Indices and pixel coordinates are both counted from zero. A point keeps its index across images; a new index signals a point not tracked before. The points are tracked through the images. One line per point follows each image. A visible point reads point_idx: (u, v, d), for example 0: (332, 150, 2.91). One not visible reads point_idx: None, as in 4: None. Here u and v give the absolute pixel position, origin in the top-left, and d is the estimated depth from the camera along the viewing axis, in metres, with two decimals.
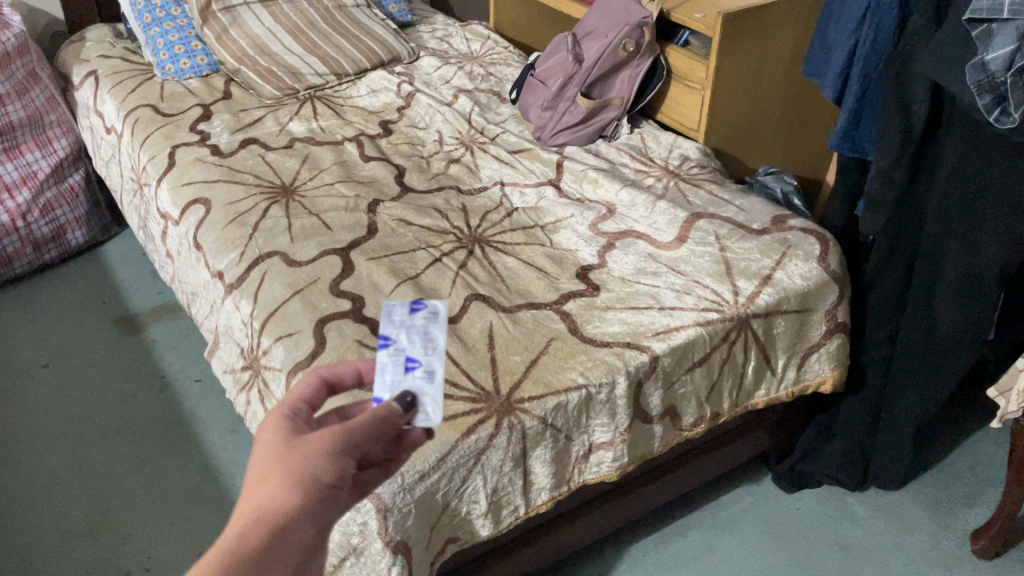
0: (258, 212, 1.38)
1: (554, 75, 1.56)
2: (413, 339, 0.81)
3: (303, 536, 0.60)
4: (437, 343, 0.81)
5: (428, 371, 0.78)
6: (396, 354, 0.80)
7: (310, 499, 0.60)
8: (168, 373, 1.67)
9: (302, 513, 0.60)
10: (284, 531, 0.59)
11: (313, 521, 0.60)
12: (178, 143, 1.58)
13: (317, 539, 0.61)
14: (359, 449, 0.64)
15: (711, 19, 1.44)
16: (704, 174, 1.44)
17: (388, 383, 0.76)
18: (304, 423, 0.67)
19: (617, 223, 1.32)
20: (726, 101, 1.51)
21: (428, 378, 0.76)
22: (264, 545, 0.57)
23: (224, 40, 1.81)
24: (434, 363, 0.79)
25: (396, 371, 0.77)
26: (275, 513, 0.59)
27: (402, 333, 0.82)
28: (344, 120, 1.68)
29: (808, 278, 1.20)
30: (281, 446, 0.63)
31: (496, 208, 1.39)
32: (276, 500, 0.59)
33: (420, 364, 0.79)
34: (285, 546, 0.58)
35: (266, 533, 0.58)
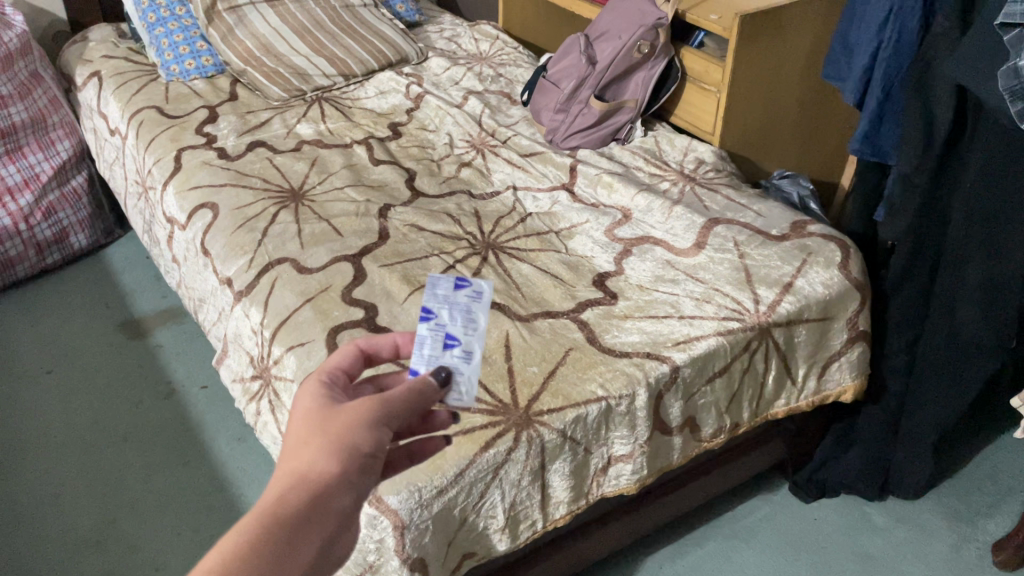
0: (267, 217, 1.35)
1: (568, 76, 1.54)
2: (456, 317, 0.77)
3: (343, 505, 0.58)
4: (479, 324, 0.77)
5: (467, 351, 0.75)
6: (435, 328, 0.76)
7: (348, 466, 0.59)
8: (174, 379, 1.64)
9: (341, 480, 0.58)
10: (323, 498, 0.57)
11: (352, 490, 0.59)
12: (184, 146, 1.56)
13: (355, 510, 0.59)
14: (397, 420, 0.63)
15: (728, 20, 1.41)
16: (720, 178, 1.42)
17: (424, 357, 0.74)
18: (340, 393, 0.66)
19: (633, 229, 1.30)
20: (742, 103, 1.49)
21: (466, 359, 0.74)
22: (303, 510, 0.56)
23: (230, 41, 1.79)
24: (474, 344, 0.75)
25: (434, 346, 0.74)
26: (313, 479, 0.58)
27: (446, 309, 0.77)
28: (353, 122, 1.65)
29: (830, 286, 1.18)
30: (318, 415, 0.62)
31: (509, 213, 1.36)
32: (315, 466, 0.58)
33: (459, 343, 0.75)
34: (323, 514, 0.57)
35: (305, 498, 0.56)
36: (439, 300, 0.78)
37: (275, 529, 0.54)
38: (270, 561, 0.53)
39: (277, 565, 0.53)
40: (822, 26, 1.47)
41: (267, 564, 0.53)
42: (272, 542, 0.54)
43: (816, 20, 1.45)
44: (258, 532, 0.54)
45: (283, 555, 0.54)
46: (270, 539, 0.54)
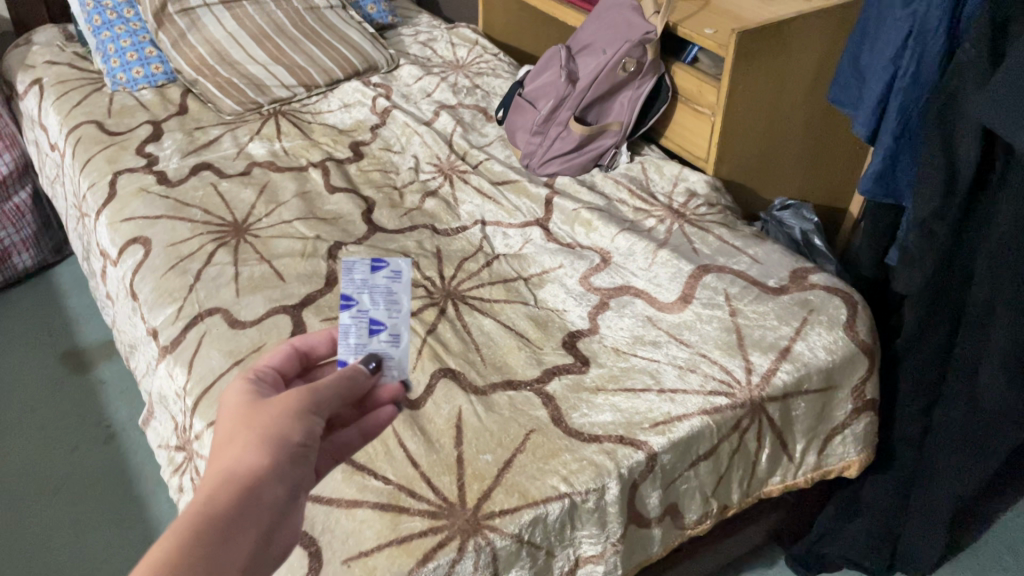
0: (203, 257, 1.21)
1: (545, 94, 1.39)
2: (377, 301, 0.89)
3: (277, 493, 0.57)
4: (399, 306, 0.89)
5: (393, 334, 0.85)
6: (359, 316, 0.86)
7: (281, 455, 0.59)
8: (116, 421, 1.51)
9: (272, 472, 0.58)
10: (255, 488, 0.56)
11: (285, 478, 0.58)
12: (121, 169, 1.41)
13: (291, 501, 0.59)
14: (326, 410, 0.65)
15: (726, 35, 1.26)
16: (713, 215, 1.27)
17: (352, 346, 0.81)
18: (267, 390, 0.68)
19: (611, 276, 1.15)
20: (740, 126, 1.34)
21: (393, 342, 0.84)
22: (237, 500, 0.55)
23: (180, 46, 1.63)
24: (397, 326, 0.86)
25: (361, 335, 0.83)
26: (246, 471, 0.57)
27: (366, 293, 0.90)
28: (311, 140, 1.50)
29: (833, 351, 1.03)
30: (245, 413, 0.62)
31: (475, 254, 1.21)
32: (247, 457, 0.58)
33: (383, 328, 0.86)
34: (259, 501, 0.56)
35: (238, 488, 0.56)
36: (359, 284, 0.91)
37: (212, 519, 0.53)
38: (208, 545, 0.52)
39: (219, 552, 0.52)
40: (829, 41, 1.32)
41: (206, 554, 0.51)
42: (209, 532, 0.52)
43: (822, 35, 1.31)
44: (194, 525, 0.52)
45: (223, 544, 0.52)
46: (208, 530, 0.52)
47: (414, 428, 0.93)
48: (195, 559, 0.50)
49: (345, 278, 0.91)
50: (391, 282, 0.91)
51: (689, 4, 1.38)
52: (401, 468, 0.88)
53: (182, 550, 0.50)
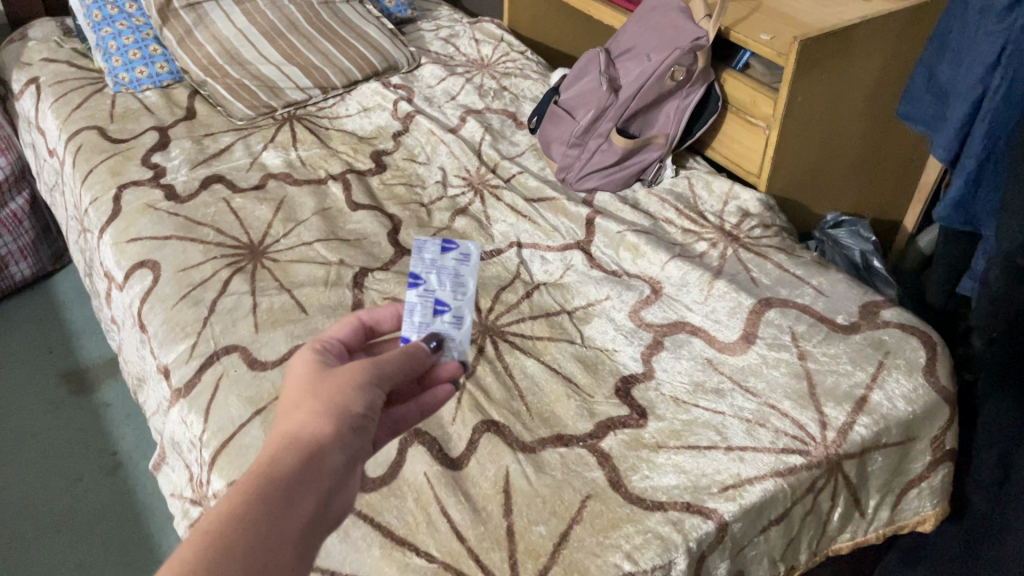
0: (218, 285, 1.11)
1: (584, 103, 1.28)
2: (443, 283, 0.99)
3: (340, 457, 0.59)
4: (465, 287, 0.99)
5: (455, 316, 0.94)
6: (427, 296, 0.96)
7: (344, 422, 0.61)
8: (122, 448, 1.42)
9: (334, 437, 0.60)
10: (318, 453, 0.58)
11: (348, 444, 0.61)
12: (125, 181, 1.31)
13: (352, 467, 0.61)
14: (386, 384, 0.67)
15: (785, 44, 1.16)
16: (769, 238, 1.17)
17: (416, 326, 0.91)
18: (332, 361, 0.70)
19: (663, 310, 1.05)
20: (796, 140, 1.23)
21: (455, 325, 0.93)
22: (300, 462, 0.57)
23: (187, 45, 1.52)
24: (459, 308, 0.96)
25: (425, 315, 0.93)
26: (311, 435, 0.59)
27: (433, 274, 1.00)
28: (329, 149, 1.40)
29: (913, 401, 0.94)
30: (310, 380, 0.65)
31: (512, 283, 1.12)
32: (311, 423, 0.60)
33: (447, 309, 0.95)
34: (323, 464, 0.58)
35: (303, 450, 0.58)
36: (428, 263, 1.03)
37: (280, 476, 0.55)
38: (273, 501, 0.54)
39: (286, 506, 0.54)
40: (892, 49, 1.22)
41: (271, 510, 0.53)
42: (275, 488, 0.54)
43: (884, 42, 1.20)
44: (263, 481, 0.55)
45: (289, 500, 0.54)
46: (276, 484, 0.55)
47: (457, 493, 0.84)
48: (262, 511, 0.52)
49: (416, 258, 1.03)
50: (458, 264, 1.03)
51: (741, 5, 1.28)
52: (446, 543, 0.79)
53: (250, 502, 0.53)
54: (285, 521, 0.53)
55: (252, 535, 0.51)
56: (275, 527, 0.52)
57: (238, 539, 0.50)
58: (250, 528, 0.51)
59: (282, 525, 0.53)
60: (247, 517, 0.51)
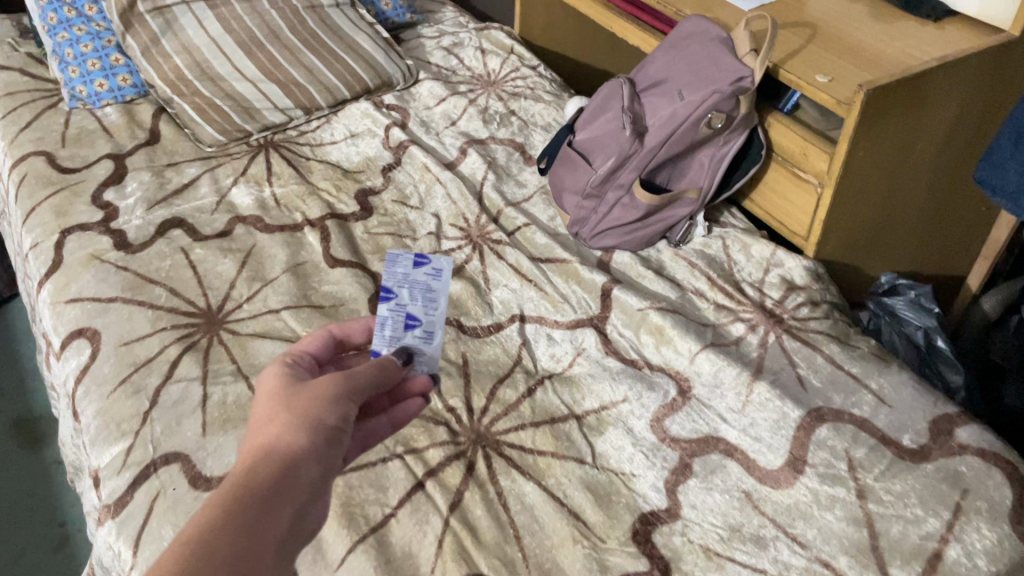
0: (164, 367, 0.94)
1: (602, 146, 1.09)
2: (415, 298, 0.96)
3: (314, 472, 0.59)
4: (438, 303, 0.97)
5: (426, 331, 0.92)
6: (398, 312, 0.92)
7: (319, 435, 0.60)
8: (71, 518, 1.25)
9: (309, 451, 0.59)
10: (295, 465, 0.58)
11: (322, 457, 0.60)
12: (71, 225, 1.13)
13: (326, 480, 0.60)
14: (359, 397, 0.66)
15: (846, 88, 0.96)
16: (817, 320, 0.99)
17: (387, 338, 0.85)
18: (300, 373, 0.69)
19: (691, 419, 0.87)
20: (854, 200, 1.04)
21: (426, 340, 0.91)
22: (277, 475, 0.57)
23: (152, 55, 1.32)
24: (431, 325, 0.93)
25: (397, 329, 0.88)
26: (284, 447, 0.59)
27: (406, 288, 0.97)
28: (308, 185, 1.22)
29: (999, 559, 0.74)
30: (281, 393, 0.64)
31: (511, 372, 0.94)
32: (284, 437, 0.59)
33: (419, 324, 0.92)
34: (295, 479, 0.57)
35: (279, 462, 0.58)
36: (400, 278, 0.99)
37: (256, 490, 0.55)
38: (252, 514, 0.53)
39: (263, 521, 0.53)
40: (969, 95, 1.03)
41: (248, 522, 0.53)
42: (253, 501, 0.54)
43: (964, 84, 1.01)
44: (236, 497, 0.54)
45: (264, 514, 0.54)
46: (253, 497, 0.54)
47: None
48: (234, 527, 0.51)
49: (390, 271, 1.00)
50: (431, 279, 1.00)
51: (793, 32, 1.08)
52: None
53: (226, 518, 0.52)
54: (261, 534, 0.52)
55: (231, 549, 0.50)
56: (250, 542, 0.51)
57: (216, 552, 0.49)
58: (226, 544, 0.50)
59: (259, 538, 0.52)
60: (222, 534, 0.50)
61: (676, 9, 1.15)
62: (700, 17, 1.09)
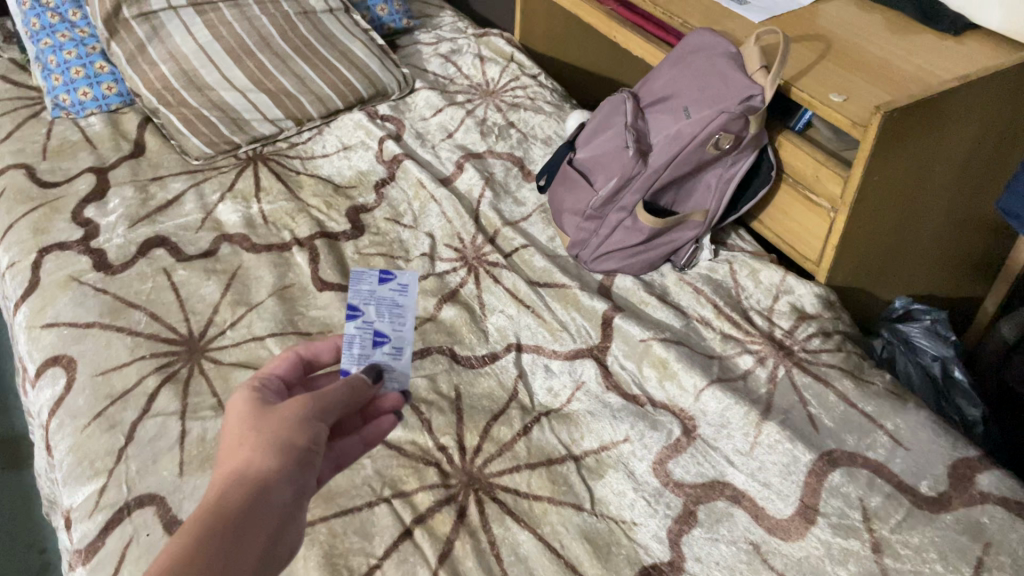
0: (141, 401, 0.89)
1: (604, 166, 1.04)
2: (383, 315, 0.84)
3: (286, 495, 0.54)
4: (407, 321, 0.84)
5: (395, 347, 0.81)
6: (365, 327, 0.83)
7: (290, 455, 0.56)
8: (51, 545, 1.20)
9: (279, 473, 0.55)
10: (265, 492, 0.53)
11: (294, 480, 0.56)
12: (49, 243, 1.08)
13: (301, 504, 0.56)
14: (332, 415, 0.62)
15: (861, 110, 0.91)
16: (829, 352, 0.94)
17: (355, 355, 0.79)
18: (269, 394, 0.64)
19: (696, 462, 0.83)
20: (869, 225, 0.99)
21: (395, 356, 0.80)
22: (246, 504, 0.52)
23: (138, 63, 1.27)
24: (401, 341, 0.82)
25: (365, 344, 0.81)
26: (253, 473, 0.54)
27: (371, 305, 0.85)
28: (298, 201, 1.17)
29: None
30: (249, 415, 0.59)
31: (506, 408, 0.89)
32: (254, 463, 0.55)
33: (387, 341, 0.82)
34: (267, 507, 0.53)
35: (248, 490, 0.53)
36: (365, 295, 0.87)
37: (224, 524, 0.50)
38: (219, 550, 0.49)
39: (231, 553, 0.49)
40: (991, 116, 0.97)
41: (216, 559, 0.48)
42: (221, 535, 0.50)
43: (986, 106, 0.95)
44: (203, 531, 0.49)
45: (232, 546, 0.49)
46: (221, 529, 0.50)
47: None
48: (202, 562, 0.47)
49: (352, 289, 0.87)
50: (398, 297, 0.86)
51: (806, 48, 1.03)
52: None
53: (192, 552, 0.47)
54: (230, 568, 0.48)
55: None
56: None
57: None
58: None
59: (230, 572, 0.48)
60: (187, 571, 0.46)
61: (684, 20, 1.10)
62: (706, 30, 1.04)
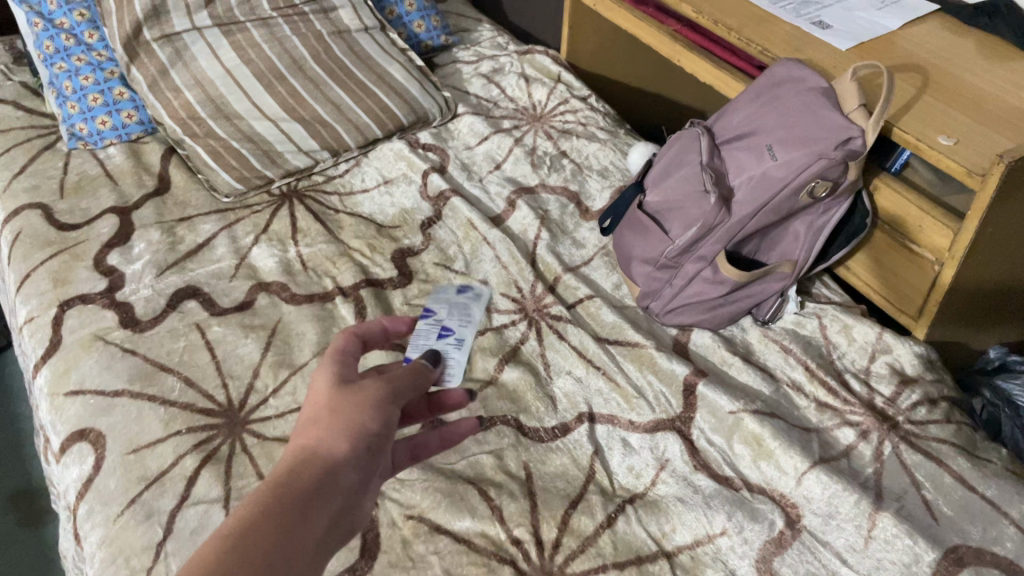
0: (179, 486, 0.81)
1: (678, 210, 0.95)
2: (452, 315, 0.96)
3: (352, 477, 0.52)
4: (473, 318, 0.97)
5: (459, 338, 0.94)
6: (434, 324, 0.95)
7: (357, 436, 0.53)
8: None
9: (345, 453, 0.52)
10: (334, 474, 0.51)
11: (362, 461, 0.53)
12: (70, 296, 0.99)
13: (366, 484, 0.53)
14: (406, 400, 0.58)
15: (975, 155, 0.81)
16: (937, 425, 0.85)
17: (420, 345, 0.90)
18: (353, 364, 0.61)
19: (804, 560, 0.74)
20: (976, 276, 0.90)
21: (458, 345, 0.92)
22: (312, 484, 0.50)
23: (160, 90, 1.17)
24: (462, 334, 0.94)
25: (429, 336, 0.92)
26: (322, 449, 0.52)
27: (444, 308, 0.98)
28: (339, 244, 1.08)
29: None
30: (327, 388, 0.57)
31: (584, 493, 0.80)
32: (324, 442, 0.52)
33: (452, 333, 0.94)
34: (332, 489, 0.51)
35: (316, 470, 0.51)
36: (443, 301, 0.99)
37: (286, 502, 0.48)
38: (281, 527, 0.47)
39: (294, 535, 0.47)
40: None
41: (276, 537, 0.46)
42: (284, 513, 0.48)
43: None
44: (268, 505, 0.48)
45: (293, 529, 0.47)
46: (284, 507, 0.48)
47: None
48: (258, 542, 0.45)
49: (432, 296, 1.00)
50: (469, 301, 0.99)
51: (902, 79, 0.93)
52: None
53: (253, 531, 0.46)
54: (292, 550, 0.46)
55: (253, 566, 0.44)
56: (281, 558, 0.45)
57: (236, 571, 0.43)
58: (254, 562, 0.44)
59: (286, 556, 0.45)
60: (247, 550, 0.44)
61: (763, 48, 1.00)
62: (793, 61, 0.95)
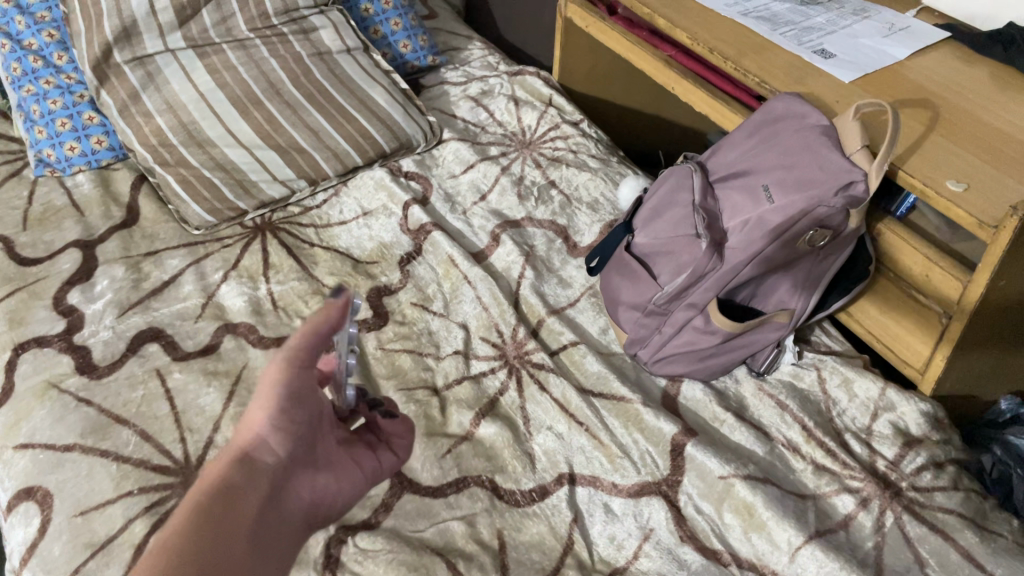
0: (125, 554, 0.75)
1: (667, 253, 0.89)
2: None
3: (277, 461, 0.58)
4: None
5: None
6: None
7: (279, 423, 0.58)
8: None
9: (266, 444, 0.58)
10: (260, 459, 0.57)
11: (288, 445, 0.59)
12: (26, 338, 0.94)
13: (296, 466, 0.59)
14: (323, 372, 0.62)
15: (988, 203, 0.75)
16: (944, 492, 0.79)
17: None
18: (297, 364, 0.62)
19: None
20: (988, 330, 0.83)
21: None
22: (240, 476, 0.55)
23: (131, 114, 1.12)
24: None
25: None
26: (245, 445, 0.57)
27: None
28: (312, 281, 1.03)
29: None
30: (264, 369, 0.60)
31: (561, 567, 0.74)
32: (254, 426, 0.58)
33: None
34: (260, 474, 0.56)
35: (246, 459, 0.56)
36: None
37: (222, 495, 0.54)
38: (220, 518, 0.52)
39: (227, 525, 0.52)
40: None
41: (216, 531, 0.52)
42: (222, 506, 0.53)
43: None
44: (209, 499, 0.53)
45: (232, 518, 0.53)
46: (215, 510, 0.53)
47: None
48: (201, 532, 0.51)
49: None
50: None
51: (908, 116, 0.87)
52: None
53: (195, 525, 0.51)
54: (229, 545, 0.51)
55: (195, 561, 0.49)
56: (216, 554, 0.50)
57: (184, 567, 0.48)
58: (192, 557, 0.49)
59: (226, 545, 0.51)
60: (185, 549, 0.49)
61: (761, 80, 0.94)
62: (791, 96, 0.88)
